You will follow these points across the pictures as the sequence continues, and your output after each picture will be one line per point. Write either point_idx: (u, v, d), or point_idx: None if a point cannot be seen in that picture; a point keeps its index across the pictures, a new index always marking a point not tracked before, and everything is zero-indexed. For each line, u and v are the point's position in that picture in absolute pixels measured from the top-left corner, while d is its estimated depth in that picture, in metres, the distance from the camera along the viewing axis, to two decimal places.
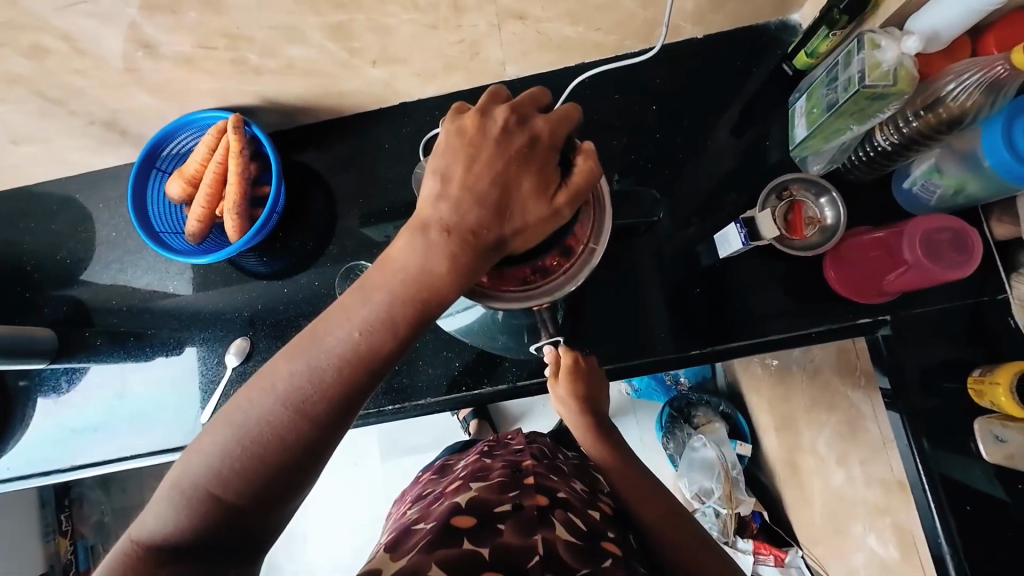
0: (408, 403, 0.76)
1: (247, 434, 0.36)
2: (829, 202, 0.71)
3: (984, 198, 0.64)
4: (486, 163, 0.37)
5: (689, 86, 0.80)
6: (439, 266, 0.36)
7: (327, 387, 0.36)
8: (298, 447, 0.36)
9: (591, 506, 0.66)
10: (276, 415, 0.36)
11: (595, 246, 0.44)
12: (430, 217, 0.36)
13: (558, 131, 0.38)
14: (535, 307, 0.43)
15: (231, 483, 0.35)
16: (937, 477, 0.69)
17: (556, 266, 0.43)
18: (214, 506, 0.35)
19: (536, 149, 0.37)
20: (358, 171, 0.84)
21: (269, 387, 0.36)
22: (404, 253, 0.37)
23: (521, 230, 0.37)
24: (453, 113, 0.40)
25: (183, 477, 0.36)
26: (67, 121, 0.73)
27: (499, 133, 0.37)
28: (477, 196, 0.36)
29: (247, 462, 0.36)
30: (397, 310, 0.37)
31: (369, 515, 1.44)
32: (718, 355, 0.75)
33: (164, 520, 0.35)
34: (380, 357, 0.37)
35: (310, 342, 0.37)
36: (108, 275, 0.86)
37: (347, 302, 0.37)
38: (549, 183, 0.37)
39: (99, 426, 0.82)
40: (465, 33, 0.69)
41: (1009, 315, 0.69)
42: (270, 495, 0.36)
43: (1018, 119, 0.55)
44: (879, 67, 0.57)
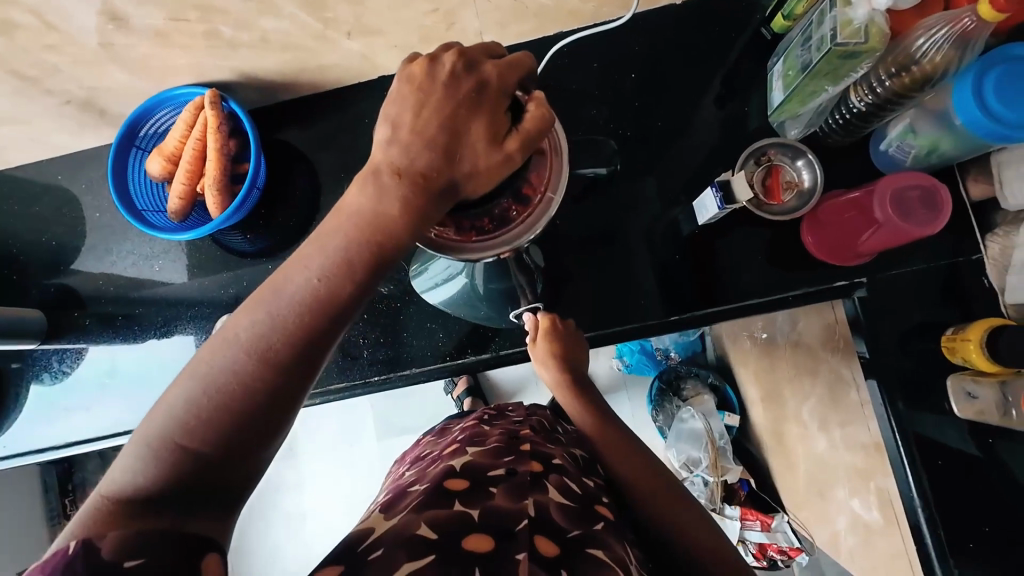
0: (394, 373, 0.77)
1: (215, 382, 0.35)
2: (805, 165, 0.71)
3: (957, 157, 0.65)
4: (435, 109, 0.37)
5: (668, 53, 0.79)
6: (391, 209, 0.37)
7: (290, 332, 0.36)
8: (265, 395, 0.36)
9: (586, 474, 0.67)
10: (244, 362, 0.36)
11: (553, 195, 0.44)
12: (381, 161, 0.37)
13: (507, 76, 0.38)
14: (493, 257, 0.43)
15: (200, 434, 0.35)
16: (910, 436, 0.71)
17: (513, 215, 0.43)
18: (183, 459, 0.35)
19: (484, 95, 0.38)
20: (340, 147, 0.85)
21: (233, 336, 0.36)
22: (355, 203, 0.37)
23: (471, 175, 0.37)
24: (404, 62, 0.40)
25: (149, 433, 0.35)
26: (43, 100, 0.72)
27: (448, 79, 0.37)
28: (427, 139, 0.37)
29: (214, 412, 0.35)
30: (356, 252, 0.37)
31: (366, 493, 1.47)
32: (697, 320, 0.76)
33: (134, 473, 0.34)
34: (343, 301, 0.37)
35: (271, 290, 0.37)
36: (95, 256, 0.87)
37: (306, 251, 0.38)
38: (499, 128, 0.37)
39: (93, 404, 0.83)
40: (440, 2, 0.69)
41: (983, 275, 0.70)
42: (241, 446, 0.36)
43: (988, 73, 0.56)
44: (850, 24, 0.57)
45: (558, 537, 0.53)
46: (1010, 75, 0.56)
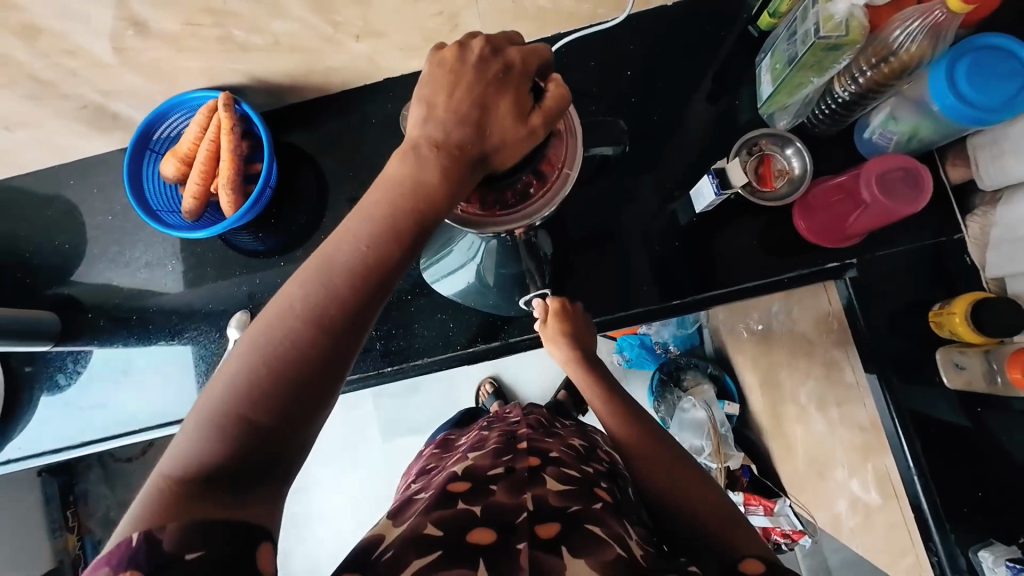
0: (406, 364, 0.79)
1: (271, 354, 0.37)
2: (795, 153, 0.75)
3: (935, 142, 0.69)
4: (466, 88, 0.40)
5: (661, 51, 0.83)
6: (431, 177, 0.39)
7: (342, 300, 0.38)
8: (319, 363, 0.38)
9: (585, 462, 0.69)
10: (298, 330, 0.37)
11: (569, 171, 0.48)
12: (419, 137, 0.40)
13: (530, 59, 0.41)
14: (514, 229, 0.47)
15: (258, 404, 0.37)
16: (906, 414, 0.74)
17: (534, 189, 0.46)
18: (242, 430, 0.36)
19: (510, 74, 0.41)
20: (347, 147, 0.87)
21: (286, 307, 0.38)
22: (397, 172, 0.40)
23: (501, 147, 0.40)
24: (433, 48, 0.43)
25: (209, 406, 0.37)
26: (58, 104, 0.74)
27: (477, 61, 0.41)
28: (460, 116, 0.40)
29: (271, 382, 0.37)
30: (402, 220, 0.39)
31: (372, 494, 1.48)
32: (696, 304, 0.79)
33: (198, 447, 0.36)
34: (390, 270, 0.39)
35: (322, 261, 0.39)
36: (106, 258, 0.88)
37: (353, 224, 0.39)
38: (524, 105, 0.40)
39: (107, 403, 0.84)
40: (444, 5, 0.72)
41: (965, 253, 0.74)
42: (296, 414, 0.38)
43: (960, 63, 0.60)
44: (831, 19, 0.61)
45: (558, 518, 0.55)
46: (980, 63, 0.60)
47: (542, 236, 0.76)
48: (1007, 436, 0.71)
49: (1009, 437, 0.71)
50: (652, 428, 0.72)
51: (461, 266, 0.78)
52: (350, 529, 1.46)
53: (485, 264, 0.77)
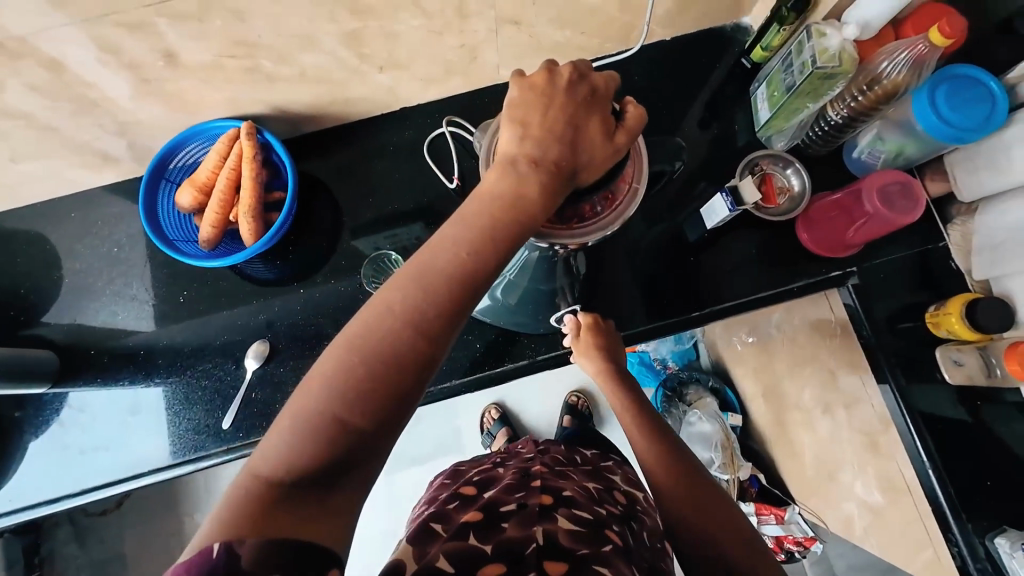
0: (434, 387, 0.79)
1: (370, 356, 0.38)
2: (794, 172, 0.82)
3: (919, 159, 0.76)
4: (560, 109, 0.42)
5: (663, 82, 0.90)
6: (531, 192, 0.41)
7: (438, 304, 0.39)
8: (412, 366, 0.39)
9: (598, 503, 0.67)
10: (398, 334, 0.38)
11: (637, 185, 0.49)
12: (517, 153, 0.42)
13: (613, 84, 0.44)
14: (580, 243, 0.48)
15: (352, 403, 0.37)
16: (917, 414, 0.79)
17: (606, 204, 0.48)
18: (334, 430, 0.37)
19: (597, 98, 0.43)
20: (365, 174, 0.88)
21: (385, 309, 0.39)
22: (496, 186, 0.41)
23: (590, 165, 0.43)
24: (519, 71, 0.45)
25: (303, 406, 0.37)
26: (72, 135, 0.72)
27: (567, 84, 0.43)
28: (554, 134, 0.42)
29: (366, 383, 0.38)
30: (500, 229, 0.41)
31: (373, 532, 1.42)
32: (712, 315, 0.83)
33: (292, 447, 0.37)
34: (482, 276, 0.40)
35: (421, 265, 0.40)
36: (110, 292, 0.84)
37: (449, 231, 0.41)
38: (612, 126, 0.43)
39: (109, 445, 0.79)
40: (466, 38, 0.76)
41: (950, 259, 0.81)
42: (385, 416, 0.38)
43: (939, 87, 0.68)
44: (826, 52, 0.68)
45: (566, 559, 0.55)
46: (957, 88, 0.68)
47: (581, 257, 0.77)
48: (1006, 429, 0.76)
49: (1007, 430, 0.76)
50: (677, 447, 0.69)
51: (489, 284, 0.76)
52: (352, 572, 1.40)
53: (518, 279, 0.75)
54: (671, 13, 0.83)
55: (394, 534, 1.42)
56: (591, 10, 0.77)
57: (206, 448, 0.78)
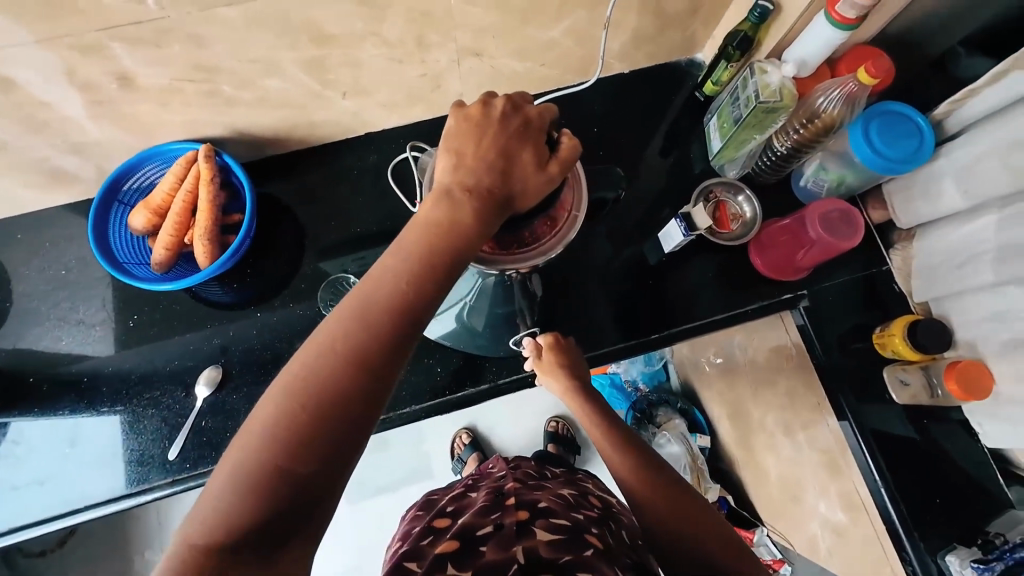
0: (393, 412, 0.78)
1: (308, 398, 0.37)
2: (746, 199, 0.85)
3: (859, 187, 0.81)
4: (493, 139, 0.43)
5: (622, 112, 0.93)
6: (465, 220, 0.41)
7: (379, 337, 0.39)
8: (356, 402, 0.38)
9: (574, 510, 0.68)
10: (337, 371, 0.38)
11: (577, 213, 0.50)
12: (451, 183, 0.42)
13: (547, 115, 0.45)
14: (526, 268, 0.49)
15: (295, 451, 0.36)
16: (869, 433, 0.81)
17: (546, 231, 0.48)
18: (275, 482, 0.36)
19: (530, 128, 0.44)
20: (328, 197, 0.88)
21: (324, 348, 0.38)
22: (430, 216, 0.42)
23: (524, 193, 0.44)
24: (456, 103, 0.46)
25: (241, 459, 0.36)
26: (19, 155, 0.70)
27: (500, 116, 0.44)
28: (489, 164, 0.43)
29: (308, 426, 0.37)
30: (440, 257, 0.41)
31: (338, 566, 1.37)
32: (672, 337, 0.85)
33: (232, 506, 0.35)
34: (425, 305, 0.40)
35: (361, 299, 0.39)
36: (55, 317, 0.81)
37: (389, 262, 0.41)
38: (545, 154, 0.44)
39: (43, 480, 0.74)
40: (429, 67, 0.78)
41: (893, 282, 0.85)
42: (332, 460, 0.37)
43: (872, 122, 0.73)
44: (768, 87, 0.73)
45: (549, 570, 0.55)
46: (887, 124, 0.73)
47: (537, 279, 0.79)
48: (953, 445, 0.79)
49: (953, 446, 0.79)
50: (641, 446, 0.71)
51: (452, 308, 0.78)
52: None
53: (478, 306, 0.77)
54: (627, 48, 0.87)
55: (359, 568, 1.37)
56: (550, 44, 0.80)
57: (149, 481, 0.74)
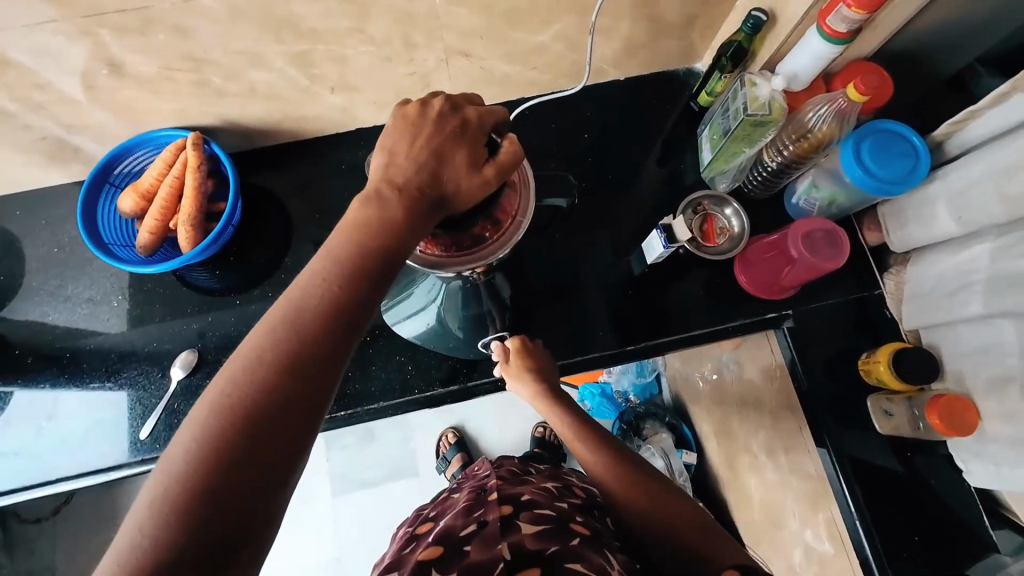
0: (360, 408, 0.77)
1: (236, 412, 0.36)
2: (734, 213, 0.83)
3: (852, 207, 0.78)
4: (427, 140, 0.45)
5: (614, 119, 0.92)
6: (395, 217, 0.43)
7: (312, 341, 0.39)
8: (292, 410, 0.37)
9: (559, 499, 0.69)
10: (266, 380, 0.37)
11: (520, 219, 0.55)
12: (382, 181, 0.44)
13: (485, 118, 0.48)
14: (474, 268, 0.54)
15: (226, 471, 0.34)
16: (846, 460, 0.78)
17: (489, 234, 0.54)
18: (203, 510, 0.33)
19: (466, 130, 0.47)
20: (315, 190, 0.89)
21: (254, 356, 0.38)
22: (360, 214, 0.43)
23: (458, 193, 0.46)
24: (398, 104, 0.48)
25: (164, 488, 0.33)
26: (16, 135, 0.73)
27: (436, 117, 0.46)
28: (420, 164, 0.45)
29: (240, 441, 0.35)
30: (376, 257, 0.42)
31: (315, 558, 1.36)
32: (649, 351, 0.82)
33: (148, 546, 0.32)
34: (360, 305, 0.41)
35: (291, 305, 0.40)
36: (45, 293, 0.83)
37: (320, 265, 0.41)
38: (479, 157, 0.46)
39: (20, 450, 0.77)
40: (417, 66, 0.78)
41: (885, 307, 0.82)
42: (268, 478, 0.35)
43: (863, 141, 0.70)
44: (757, 100, 0.71)
45: (537, 563, 0.54)
46: (880, 143, 0.70)
47: (501, 279, 0.82)
48: (937, 480, 0.76)
49: (937, 480, 0.76)
50: (615, 444, 0.72)
51: (423, 308, 0.81)
52: None
53: (446, 308, 0.81)
54: (621, 56, 0.86)
55: (338, 560, 1.36)
56: (540, 48, 0.79)
57: (121, 459, 0.76)
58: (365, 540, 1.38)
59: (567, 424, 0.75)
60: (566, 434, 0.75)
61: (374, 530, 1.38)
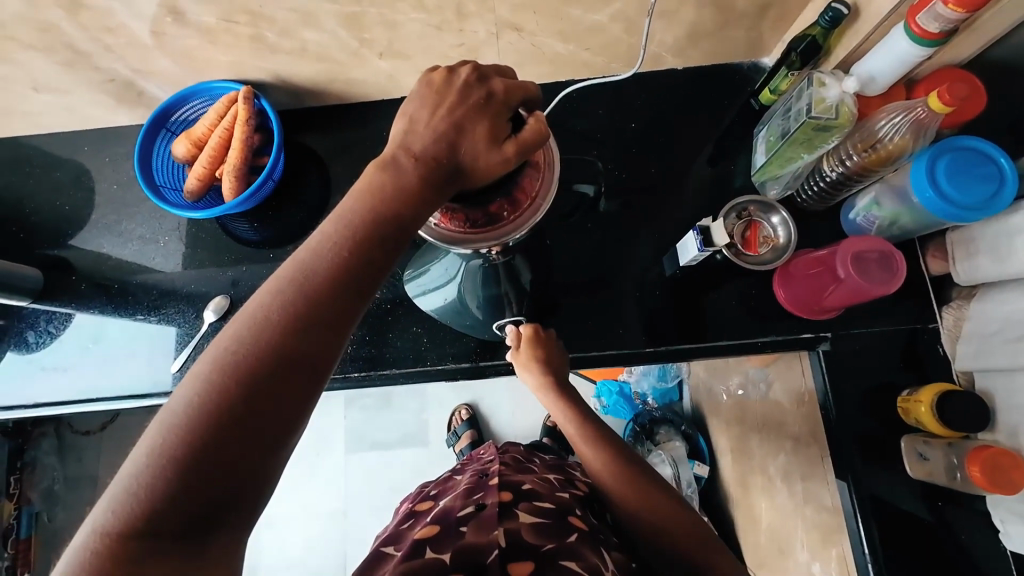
0: (374, 371, 0.79)
1: (236, 370, 0.36)
2: (781, 222, 0.77)
3: (916, 230, 0.71)
4: (449, 109, 0.45)
5: (666, 110, 0.87)
6: (409, 185, 0.43)
7: (318, 306, 0.39)
8: (293, 374, 0.38)
9: (558, 491, 0.68)
10: (269, 340, 0.37)
11: (541, 203, 0.55)
12: (400, 148, 0.44)
13: (511, 91, 0.46)
14: (489, 246, 0.54)
15: (226, 429, 0.35)
16: (867, 499, 0.72)
17: (506, 214, 0.53)
18: (201, 464, 0.34)
19: (490, 102, 0.45)
20: (355, 155, 0.90)
21: (259, 317, 0.38)
22: (376, 179, 0.43)
23: (475, 166, 0.45)
24: (426, 71, 0.48)
25: (163, 439, 0.34)
26: (89, 74, 0.78)
27: (461, 86, 0.46)
28: (437, 134, 0.44)
29: (240, 400, 0.36)
30: (388, 227, 0.42)
31: (324, 507, 1.43)
32: (672, 355, 0.79)
33: (148, 490, 0.33)
34: (369, 273, 0.41)
35: (300, 269, 0.40)
36: (102, 226, 0.89)
37: (332, 230, 0.42)
38: (500, 131, 0.45)
39: (68, 368, 0.83)
40: (467, 37, 0.76)
41: (939, 344, 0.75)
42: (267, 438, 0.36)
43: (940, 159, 0.64)
44: (823, 102, 0.65)
45: (531, 556, 0.54)
46: (960, 163, 0.63)
47: (521, 261, 0.79)
48: (967, 536, 0.70)
49: (968, 537, 0.70)
50: (615, 440, 0.71)
51: (443, 284, 0.80)
52: (296, 541, 1.41)
53: (466, 287, 0.79)
54: (681, 43, 0.81)
55: (344, 513, 1.42)
56: (595, 28, 0.76)
57: (153, 388, 0.81)
58: (370, 499, 1.43)
59: (572, 421, 0.74)
60: (571, 432, 0.73)
61: (379, 491, 1.43)
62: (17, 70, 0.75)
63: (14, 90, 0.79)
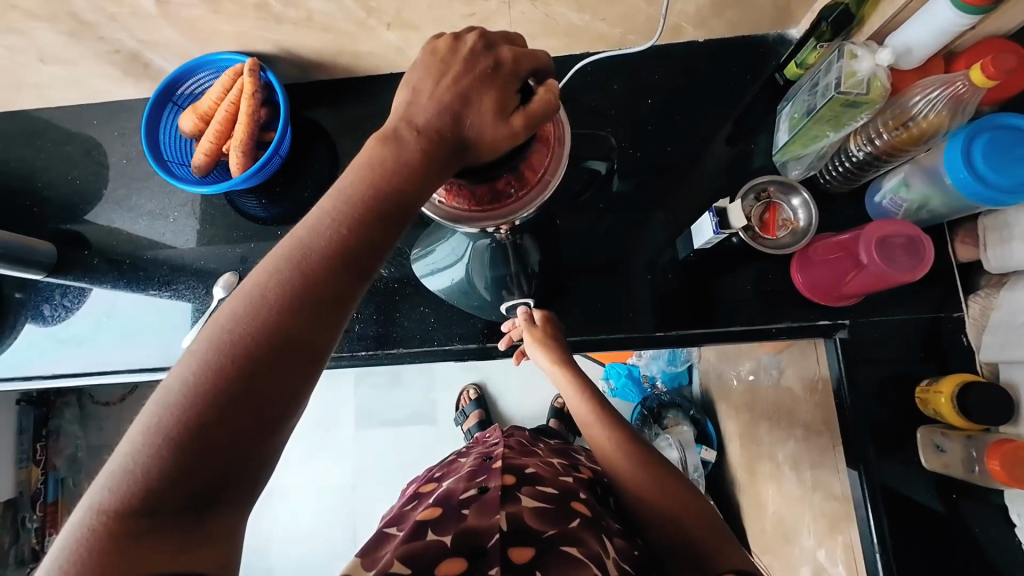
0: (381, 351, 0.78)
1: (234, 349, 0.36)
2: (801, 205, 0.74)
3: (945, 215, 0.68)
4: (453, 79, 0.43)
5: (685, 85, 0.84)
6: (411, 161, 0.42)
7: (315, 286, 0.38)
8: (291, 357, 0.37)
9: (561, 476, 0.68)
10: (265, 319, 0.37)
11: (550, 179, 0.53)
12: (402, 121, 0.43)
13: (520, 59, 0.44)
14: (495, 225, 0.53)
15: (221, 411, 0.35)
16: (877, 489, 0.71)
17: (514, 191, 0.52)
18: (197, 445, 0.34)
19: (498, 71, 0.43)
20: (362, 131, 0.88)
21: (256, 296, 0.37)
22: (376, 153, 0.42)
23: (481, 140, 0.43)
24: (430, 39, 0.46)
25: (160, 419, 0.34)
26: (94, 46, 0.77)
27: (467, 54, 0.44)
28: (441, 106, 0.42)
29: (236, 382, 0.35)
30: (391, 205, 0.41)
31: (336, 480, 1.46)
32: (683, 340, 0.77)
33: (144, 469, 0.34)
34: (369, 253, 0.40)
35: (298, 246, 0.39)
36: (112, 201, 0.89)
37: (330, 204, 0.41)
38: (508, 103, 0.43)
39: (83, 341, 0.85)
40: (477, 7, 0.73)
41: (962, 333, 0.72)
42: (266, 422, 0.36)
43: (976, 139, 0.60)
44: (854, 76, 0.62)
45: (533, 542, 0.54)
46: (998, 141, 0.60)
47: (530, 242, 0.79)
48: (980, 530, 0.68)
49: (982, 531, 0.68)
50: (620, 423, 0.71)
51: (451, 264, 0.80)
52: (308, 513, 1.45)
53: (473, 267, 0.79)
54: (704, 13, 0.77)
55: (353, 487, 1.46)
56: None
57: (166, 362, 0.83)
58: (380, 474, 1.46)
59: (583, 402, 0.74)
60: (580, 412, 0.74)
61: (389, 466, 1.46)
62: (24, 40, 0.74)
63: (21, 61, 0.79)
